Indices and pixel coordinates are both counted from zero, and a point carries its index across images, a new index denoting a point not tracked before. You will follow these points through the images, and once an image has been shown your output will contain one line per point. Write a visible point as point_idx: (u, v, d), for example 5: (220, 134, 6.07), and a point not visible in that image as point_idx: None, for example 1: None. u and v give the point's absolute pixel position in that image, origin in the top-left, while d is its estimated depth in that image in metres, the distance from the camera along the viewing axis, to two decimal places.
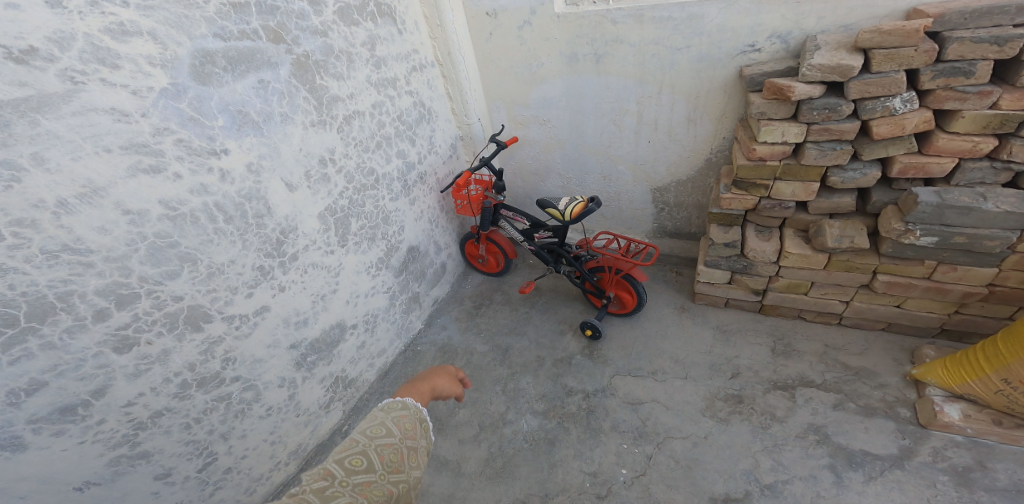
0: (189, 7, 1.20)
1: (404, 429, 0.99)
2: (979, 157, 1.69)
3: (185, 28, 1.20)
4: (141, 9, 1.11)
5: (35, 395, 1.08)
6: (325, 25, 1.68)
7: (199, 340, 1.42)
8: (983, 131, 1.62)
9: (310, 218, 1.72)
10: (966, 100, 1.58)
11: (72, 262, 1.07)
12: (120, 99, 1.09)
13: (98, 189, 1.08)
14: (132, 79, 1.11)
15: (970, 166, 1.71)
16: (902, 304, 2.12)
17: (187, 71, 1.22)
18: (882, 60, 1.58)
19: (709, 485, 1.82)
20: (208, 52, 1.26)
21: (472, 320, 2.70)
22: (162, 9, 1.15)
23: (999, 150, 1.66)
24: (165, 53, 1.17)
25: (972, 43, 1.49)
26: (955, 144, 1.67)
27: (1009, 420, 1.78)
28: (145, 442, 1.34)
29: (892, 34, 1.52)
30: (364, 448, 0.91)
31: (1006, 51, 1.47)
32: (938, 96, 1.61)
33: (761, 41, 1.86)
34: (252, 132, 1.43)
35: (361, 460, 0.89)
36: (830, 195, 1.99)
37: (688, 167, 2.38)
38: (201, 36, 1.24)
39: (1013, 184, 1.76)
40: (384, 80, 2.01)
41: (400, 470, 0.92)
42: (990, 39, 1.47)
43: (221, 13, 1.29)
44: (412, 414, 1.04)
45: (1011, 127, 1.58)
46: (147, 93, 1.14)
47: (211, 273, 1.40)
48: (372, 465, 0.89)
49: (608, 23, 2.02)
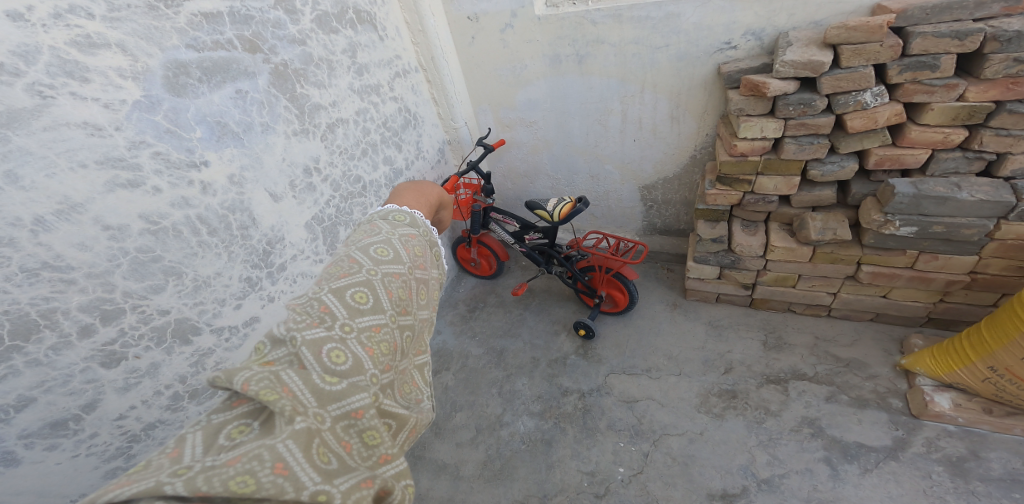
0: (158, 18, 1.20)
1: (410, 254, 1.10)
2: (951, 148, 1.72)
3: (156, 40, 1.20)
4: (107, 21, 1.10)
5: (24, 412, 1.06)
6: (303, 34, 1.68)
7: (188, 353, 1.41)
8: (954, 123, 1.65)
9: (297, 228, 1.71)
10: (934, 93, 1.61)
11: (54, 279, 1.05)
12: (93, 113, 1.07)
13: (76, 205, 1.06)
14: (103, 92, 1.09)
15: (944, 157, 1.74)
16: (888, 294, 2.15)
17: (161, 83, 1.21)
18: (850, 56, 1.61)
19: (707, 481, 1.82)
20: (181, 63, 1.26)
21: (466, 324, 2.70)
22: (130, 21, 1.14)
23: (970, 140, 1.69)
24: (136, 64, 1.16)
25: (934, 37, 1.51)
26: (927, 136, 1.69)
27: (999, 408, 1.81)
28: (139, 454, 1.35)
29: (857, 30, 1.56)
30: (368, 279, 0.96)
31: (967, 44, 1.50)
32: (907, 89, 1.64)
33: (736, 38, 1.88)
34: (233, 142, 1.42)
35: (365, 296, 0.93)
36: (811, 188, 2.01)
37: (674, 164, 2.40)
38: (173, 47, 1.24)
39: (988, 174, 1.79)
40: (366, 86, 2.02)
41: (405, 312, 1.00)
42: (950, 34, 1.49)
43: (192, 24, 1.28)
44: (419, 235, 1.20)
45: (979, 119, 1.61)
46: (120, 106, 1.13)
47: (197, 286, 1.38)
48: (377, 306, 0.93)
49: (587, 24, 2.03)
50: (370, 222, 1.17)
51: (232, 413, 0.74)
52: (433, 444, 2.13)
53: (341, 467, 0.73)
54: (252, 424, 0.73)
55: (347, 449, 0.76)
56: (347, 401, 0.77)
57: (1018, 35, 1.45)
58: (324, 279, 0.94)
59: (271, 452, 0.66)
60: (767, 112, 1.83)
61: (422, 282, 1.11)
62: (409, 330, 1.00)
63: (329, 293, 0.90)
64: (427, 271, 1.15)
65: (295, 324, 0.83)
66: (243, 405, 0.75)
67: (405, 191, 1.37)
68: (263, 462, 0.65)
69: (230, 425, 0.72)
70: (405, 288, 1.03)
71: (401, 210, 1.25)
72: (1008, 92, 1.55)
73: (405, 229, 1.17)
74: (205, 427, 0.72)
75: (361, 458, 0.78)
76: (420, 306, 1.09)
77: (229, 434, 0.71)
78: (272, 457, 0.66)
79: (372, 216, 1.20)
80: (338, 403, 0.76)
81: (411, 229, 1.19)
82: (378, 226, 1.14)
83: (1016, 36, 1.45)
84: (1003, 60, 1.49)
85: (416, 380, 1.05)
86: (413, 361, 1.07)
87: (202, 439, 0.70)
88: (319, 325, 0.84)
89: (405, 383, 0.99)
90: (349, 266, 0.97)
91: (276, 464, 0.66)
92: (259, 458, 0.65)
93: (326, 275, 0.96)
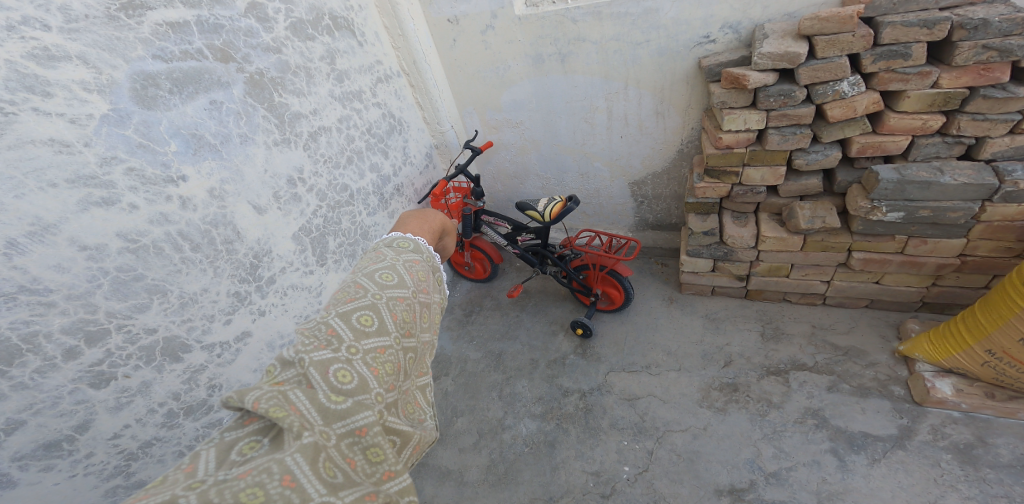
0: (120, 29, 1.18)
1: (416, 282, 1.09)
2: (930, 134, 1.73)
3: (119, 51, 1.18)
4: (65, 33, 1.07)
5: (15, 435, 1.03)
6: (278, 42, 1.67)
7: (179, 370, 1.39)
8: (930, 109, 1.66)
9: (284, 239, 1.70)
10: (909, 80, 1.62)
11: (32, 303, 1.03)
12: (58, 129, 1.05)
13: (48, 226, 1.03)
14: (67, 106, 1.07)
15: (924, 143, 1.74)
16: (881, 280, 2.15)
17: (128, 95, 1.19)
18: (825, 46, 1.61)
19: (714, 477, 1.81)
20: (149, 74, 1.24)
21: (463, 328, 2.68)
22: (89, 32, 1.12)
23: (948, 126, 1.70)
24: (100, 77, 1.13)
25: (903, 27, 1.52)
26: (905, 123, 1.70)
27: (1001, 392, 1.81)
28: (139, 472, 1.32)
29: (829, 21, 1.56)
30: (373, 304, 0.94)
31: (936, 32, 1.50)
32: (882, 78, 1.64)
33: (715, 31, 1.88)
34: (211, 155, 1.40)
35: (371, 321, 0.91)
36: (798, 177, 2.02)
37: (662, 159, 2.40)
38: (139, 59, 1.22)
39: (968, 156, 1.80)
40: (348, 93, 2.01)
41: (409, 336, 0.98)
42: (919, 23, 1.50)
43: (158, 34, 1.27)
44: (423, 260, 1.18)
45: (955, 105, 1.63)
46: (87, 121, 1.10)
47: (184, 303, 1.37)
48: (383, 331, 0.92)
49: (568, 22, 2.02)
50: (375, 248, 1.15)
51: (242, 431, 0.73)
52: (435, 451, 2.11)
53: (347, 481, 0.72)
54: (262, 441, 0.72)
55: (352, 465, 0.75)
56: (351, 419, 0.77)
57: (984, 22, 1.47)
58: (330, 304, 0.92)
59: (280, 464, 0.66)
60: (749, 104, 1.83)
61: (426, 305, 1.10)
62: (413, 352, 0.99)
63: (336, 316, 0.89)
64: (430, 295, 1.13)
65: (303, 346, 0.82)
66: (254, 423, 0.74)
67: (410, 220, 1.35)
68: (272, 474, 0.65)
69: (241, 441, 0.71)
70: (410, 311, 1.01)
71: (404, 236, 1.22)
72: (980, 78, 1.56)
73: (409, 255, 1.15)
74: (217, 444, 0.71)
75: (365, 474, 0.77)
76: (423, 329, 1.07)
77: (240, 450, 0.70)
78: (280, 470, 0.66)
79: (377, 243, 1.18)
80: (343, 420, 0.76)
81: (415, 255, 1.17)
82: (383, 252, 1.12)
83: (982, 24, 1.47)
84: (972, 47, 1.50)
85: (419, 400, 1.04)
86: (416, 382, 1.05)
87: (215, 454, 0.69)
88: (326, 348, 0.83)
89: (408, 403, 0.99)
90: (355, 291, 0.96)
91: (284, 477, 0.65)
92: (267, 471, 0.65)
93: (332, 299, 0.94)
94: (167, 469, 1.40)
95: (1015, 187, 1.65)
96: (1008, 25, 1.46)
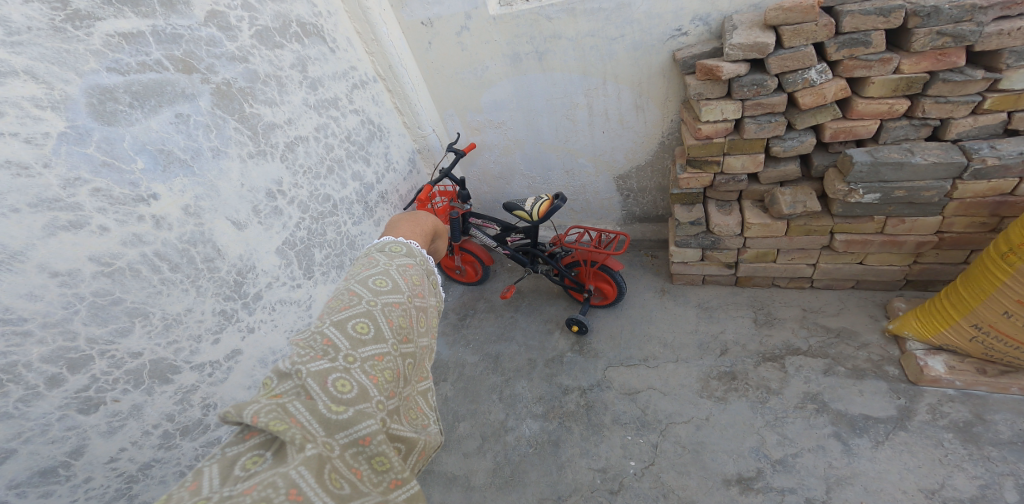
0: (68, 41, 1.14)
1: (411, 286, 1.08)
2: (897, 117, 1.74)
3: (70, 65, 1.15)
4: (9, 46, 1.03)
5: (5, 464, 1.01)
6: (244, 51, 1.66)
7: (171, 392, 1.36)
8: (895, 94, 1.68)
9: (268, 254, 1.68)
10: (871, 67, 1.64)
11: (7, 333, 1.00)
12: (14, 150, 1.02)
13: (15, 253, 1.01)
14: (20, 125, 1.04)
15: (892, 126, 1.76)
16: (864, 260, 2.16)
17: (85, 111, 1.16)
18: (791, 36, 1.63)
19: (721, 467, 1.80)
20: (106, 88, 1.21)
21: (458, 333, 2.65)
22: (35, 45, 1.08)
23: (913, 109, 1.72)
24: (53, 93, 1.10)
25: (862, 15, 1.54)
26: (873, 108, 1.72)
27: (992, 367, 1.83)
28: (141, 494, 1.31)
29: (793, 11, 1.58)
30: (369, 310, 0.93)
31: (892, 20, 1.53)
32: (847, 65, 1.66)
33: (686, 24, 1.89)
34: (181, 171, 1.39)
35: (368, 327, 0.90)
36: (777, 163, 2.02)
37: (645, 151, 2.40)
38: (93, 72, 1.19)
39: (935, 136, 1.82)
40: (323, 101, 2.00)
41: (407, 341, 0.97)
42: (876, 11, 1.52)
43: (110, 46, 1.23)
44: (417, 263, 1.16)
45: (917, 89, 1.65)
46: (43, 139, 1.07)
47: (168, 324, 1.34)
48: (381, 338, 0.90)
49: (542, 20, 2.02)
50: (367, 255, 1.13)
51: (245, 445, 0.71)
52: (439, 458, 2.08)
53: (354, 492, 0.72)
54: (265, 454, 0.70)
55: (358, 476, 0.74)
56: (354, 428, 0.75)
57: (936, 10, 1.48)
58: (324, 312, 0.90)
59: (285, 478, 0.65)
60: (724, 94, 1.83)
61: (422, 309, 1.09)
62: (412, 357, 0.98)
63: (330, 325, 0.87)
64: (426, 299, 1.12)
65: (299, 357, 0.80)
66: (255, 436, 0.72)
67: (402, 222, 1.33)
68: (278, 489, 0.64)
69: (243, 456, 0.69)
70: (407, 316, 1.00)
71: (397, 240, 1.21)
72: (938, 63, 1.59)
73: (402, 260, 1.13)
74: (220, 460, 0.69)
75: (373, 483, 0.76)
76: (421, 333, 1.06)
77: (244, 465, 0.68)
78: (286, 484, 0.64)
79: (369, 248, 1.16)
80: (345, 430, 0.74)
81: (409, 258, 1.16)
82: (376, 258, 1.11)
83: (934, 11, 1.49)
84: (927, 34, 1.52)
85: (421, 405, 1.03)
86: (417, 387, 1.04)
87: (218, 470, 0.67)
88: (323, 358, 0.81)
89: (410, 409, 0.97)
90: (349, 299, 0.94)
91: (290, 491, 0.64)
92: (273, 485, 0.64)
93: (326, 307, 0.92)
94: (169, 489, 1.38)
95: (983, 164, 1.67)
96: (958, 12, 1.48)
